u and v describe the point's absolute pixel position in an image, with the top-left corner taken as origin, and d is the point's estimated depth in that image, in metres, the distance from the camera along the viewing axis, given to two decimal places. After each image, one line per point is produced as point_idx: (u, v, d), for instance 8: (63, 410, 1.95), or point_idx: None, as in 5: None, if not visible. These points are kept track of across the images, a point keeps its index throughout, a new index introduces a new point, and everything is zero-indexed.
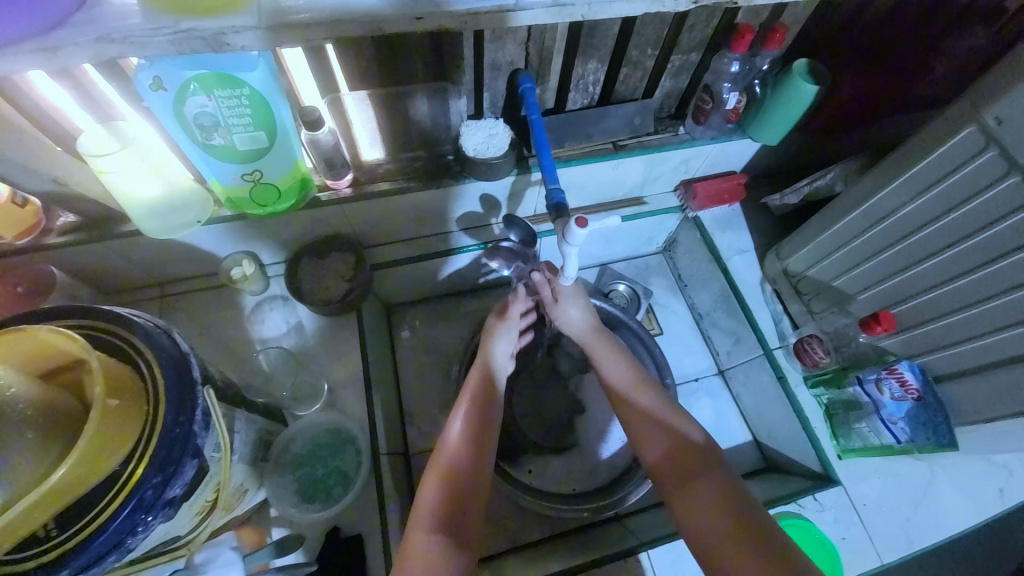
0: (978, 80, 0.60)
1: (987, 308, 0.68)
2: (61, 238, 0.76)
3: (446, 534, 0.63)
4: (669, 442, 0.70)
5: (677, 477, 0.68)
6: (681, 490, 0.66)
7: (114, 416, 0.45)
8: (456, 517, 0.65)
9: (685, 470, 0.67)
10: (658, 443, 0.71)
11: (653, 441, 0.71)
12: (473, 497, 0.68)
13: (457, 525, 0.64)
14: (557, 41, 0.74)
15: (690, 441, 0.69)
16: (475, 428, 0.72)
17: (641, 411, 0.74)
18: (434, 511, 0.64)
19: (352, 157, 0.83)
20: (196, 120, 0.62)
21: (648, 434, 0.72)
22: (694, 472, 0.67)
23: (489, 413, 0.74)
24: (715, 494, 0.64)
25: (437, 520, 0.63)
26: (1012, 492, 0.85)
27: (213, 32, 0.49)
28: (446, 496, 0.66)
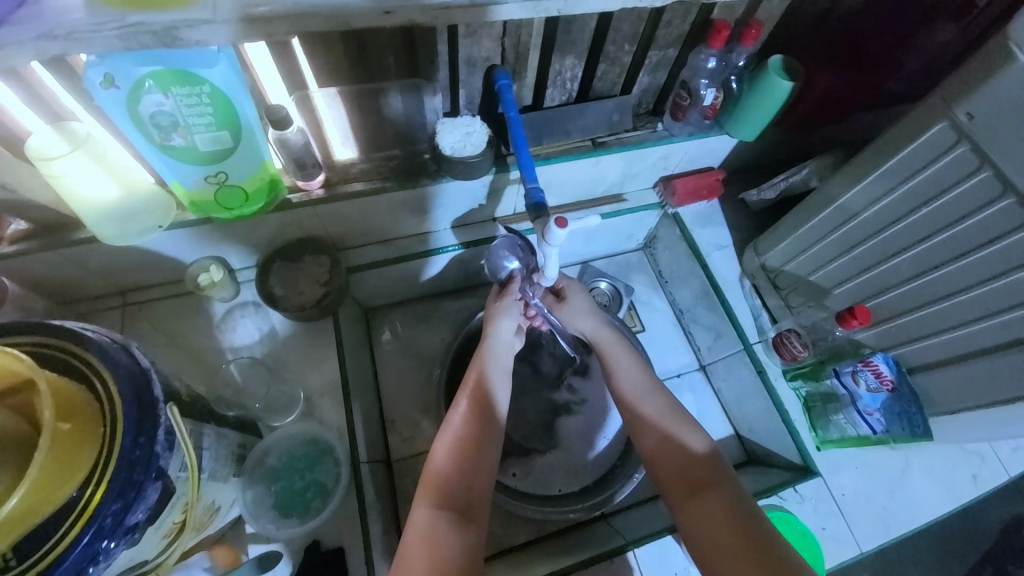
0: (948, 77, 0.61)
1: (958, 300, 0.70)
2: (10, 247, 0.71)
3: (450, 510, 0.64)
4: (672, 448, 0.70)
5: (678, 484, 0.68)
6: (683, 500, 0.66)
7: (67, 440, 0.42)
8: (460, 492, 0.66)
9: (688, 479, 0.67)
10: (662, 448, 0.71)
11: (656, 445, 0.71)
12: (479, 471, 0.68)
13: (461, 501, 0.65)
14: (534, 36, 0.73)
15: (692, 450, 0.69)
16: (478, 405, 0.72)
17: (644, 413, 0.74)
18: (435, 489, 0.66)
19: (324, 156, 0.80)
20: (153, 119, 0.58)
21: (651, 439, 0.72)
22: (698, 482, 0.66)
23: (493, 389, 0.74)
24: (718, 504, 0.63)
25: (436, 498, 0.65)
26: (984, 479, 0.88)
27: (164, 27, 0.46)
28: (448, 473, 0.67)
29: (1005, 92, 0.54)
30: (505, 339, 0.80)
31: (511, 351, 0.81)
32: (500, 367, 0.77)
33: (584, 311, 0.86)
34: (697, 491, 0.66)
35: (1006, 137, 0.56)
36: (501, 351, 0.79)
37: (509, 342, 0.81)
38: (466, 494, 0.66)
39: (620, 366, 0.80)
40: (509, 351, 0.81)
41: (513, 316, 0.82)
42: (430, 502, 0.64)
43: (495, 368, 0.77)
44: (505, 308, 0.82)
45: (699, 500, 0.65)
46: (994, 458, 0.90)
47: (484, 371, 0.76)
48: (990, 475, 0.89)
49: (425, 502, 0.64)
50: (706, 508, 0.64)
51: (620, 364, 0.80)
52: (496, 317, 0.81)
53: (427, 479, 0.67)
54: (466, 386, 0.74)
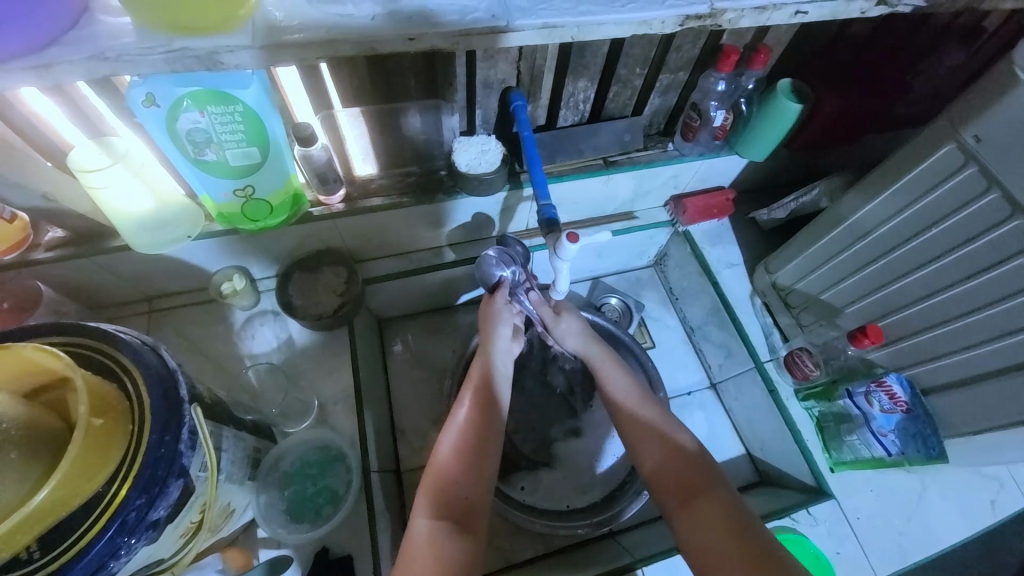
0: (954, 101, 0.62)
1: (971, 320, 0.70)
2: (48, 253, 0.75)
3: (449, 520, 0.64)
4: (667, 454, 0.71)
5: (674, 492, 0.68)
6: (680, 505, 0.66)
7: (98, 435, 0.44)
8: (458, 501, 0.66)
9: (684, 485, 0.68)
10: (657, 455, 0.72)
11: (651, 452, 0.72)
12: (477, 480, 0.68)
13: (459, 510, 0.66)
14: (548, 60, 0.76)
15: (687, 457, 0.70)
16: (478, 413, 0.72)
17: (637, 420, 0.75)
18: (435, 499, 0.66)
19: (345, 172, 0.84)
20: (189, 136, 0.62)
21: (647, 446, 0.73)
22: (693, 487, 0.67)
23: (491, 397, 0.75)
24: (714, 508, 0.64)
25: (435, 507, 0.65)
26: (1004, 505, 0.86)
27: (206, 51, 0.50)
28: (447, 482, 0.67)
29: (1012, 116, 0.55)
30: (503, 345, 0.81)
31: (511, 360, 0.82)
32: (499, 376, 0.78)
33: (573, 328, 0.86)
34: (693, 496, 0.66)
35: (1015, 159, 0.56)
36: (500, 358, 0.80)
37: (507, 349, 0.81)
38: (464, 502, 0.66)
39: (610, 385, 0.80)
40: (508, 358, 0.82)
41: (508, 322, 0.82)
42: (430, 512, 0.65)
43: (496, 377, 0.77)
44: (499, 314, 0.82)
45: (695, 505, 0.65)
46: (1013, 484, 0.88)
47: (480, 381, 0.76)
48: (1009, 501, 0.87)
49: (424, 512, 0.65)
50: (702, 512, 0.64)
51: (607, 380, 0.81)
52: (493, 322, 0.82)
53: (426, 489, 0.67)
54: (466, 394, 0.75)
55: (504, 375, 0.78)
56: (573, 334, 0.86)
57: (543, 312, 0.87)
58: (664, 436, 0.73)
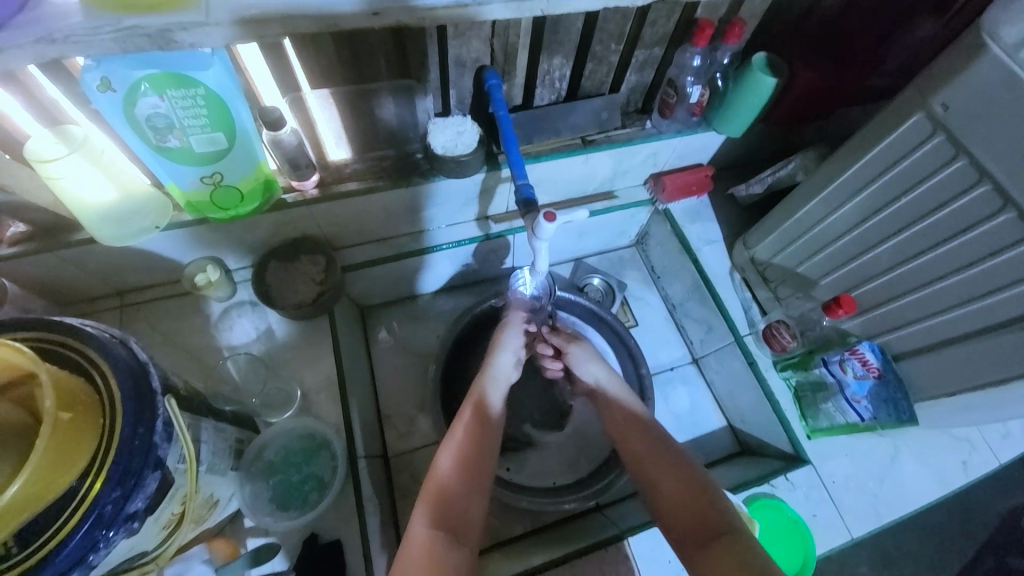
0: (923, 71, 0.62)
1: (939, 287, 0.72)
2: (11, 249, 0.72)
3: (445, 529, 0.64)
4: (684, 493, 0.65)
5: (692, 531, 0.61)
6: (696, 550, 0.59)
7: (67, 430, 0.43)
8: (456, 513, 0.66)
9: (701, 528, 0.61)
10: (672, 493, 0.66)
11: (665, 489, 0.66)
12: (476, 493, 0.69)
13: (458, 521, 0.66)
14: (521, 37, 0.74)
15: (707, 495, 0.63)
16: (477, 425, 0.74)
17: (652, 454, 0.70)
18: (436, 506, 0.66)
19: (317, 156, 0.82)
20: (149, 121, 0.60)
21: (661, 484, 0.67)
22: (711, 531, 0.60)
23: (491, 412, 0.77)
24: (729, 552, 0.56)
25: (434, 515, 0.65)
26: (974, 465, 0.90)
27: (159, 29, 0.48)
28: (448, 491, 0.68)
29: (978, 83, 0.56)
30: (506, 367, 0.84)
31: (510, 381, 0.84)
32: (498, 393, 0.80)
33: (585, 356, 0.87)
34: (711, 541, 0.59)
35: (981, 127, 0.57)
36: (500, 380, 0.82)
37: (509, 371, 0.84)
38: (464, 515, 0.67)
39: (631, 419, 0.76)
40: (507, 380, 0.84)
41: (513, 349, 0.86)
42: (429, 519, 0.65)
43: (495, 395, 0.80)
44: (507, 342, 0.87)
45: (711, 550, 0.58)
46: (983, 445, 0.92)
47: (482, 400, 0.78)
48: (979, 462, 0.90)
49: (423, 518, 0.65)
50: (717, 558, 0.56)
51: (624, 411, 0.78)
52: (500, 347, 0.86)
53: (426, 495, 0.67)
54: (466, 411, 0.76)
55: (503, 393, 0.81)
56: (585, 363, 0.86)
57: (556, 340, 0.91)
58: (680, 473, 0.67)
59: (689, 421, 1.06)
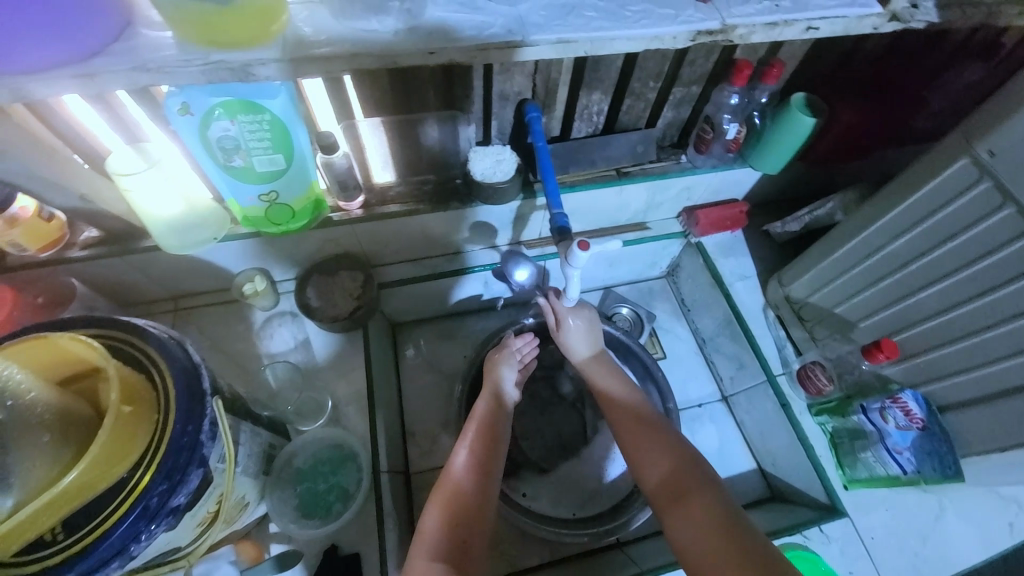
0: (969, 115, 0.62)
1: (988, 336, 0.69)
2: (83, 251, 0.79)
3: (446, 562, 0.65)
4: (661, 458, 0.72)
5: (669, 493, 0.69)
6: (670, 503, 0.68)
7: (125, 422, 0.46)
8: (458, 541, 0.68)
9: (673, 485, 0.69)
10: (648, 458, 0.73)
11: (645, 455, 0.74)
12: (478, 526, 0.70)
13: (459, 556, 0.67)
14: (563, 73, 0.78)
15: (680, 458, 0.71)
16: (481, 446, 0.76)
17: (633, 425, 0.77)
18: (434, 540, 0.67)
19: (364, 178, 0.87)
20: (219, 143, 0.65)
21: (641, 450, 0.74)
22: (686, 491, 0.68)
23: (494, 433, 0.79)
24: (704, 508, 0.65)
25: (435, 549, 0.66)
26: (1022, 528, 0.83)
27: (241, 64, 0.53)
28: (452, 516, 0.69)
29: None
30: (507, 389, 0.84)
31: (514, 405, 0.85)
32: (503, 419, 0.81)
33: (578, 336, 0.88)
34: (682, 496, 0.67)
35: None
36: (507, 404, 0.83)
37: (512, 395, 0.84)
38: (462, 545, 0.68)
39: (606, 389, 0.83)
40: (511, 401, 0.84)
41: (514, 365, 0.87)
42: (428, 554, 0.65)
43: (501, 421, 0.81)
44: (504, 358, 0.87)
45: (684, 503, 0.66)
46: None
47: (490, 412, 0.81)
48: None
49: (422, 554, 0.66)
50: (696, 517, 0.64)
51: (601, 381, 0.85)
52: (497, 366, 0.86)
53: (426, 531, 0.68)
54: (467, 435, 0.78)
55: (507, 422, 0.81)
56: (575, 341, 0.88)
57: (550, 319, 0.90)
58: (656, 440, 0.74)
59: (716, 460, 1.02)
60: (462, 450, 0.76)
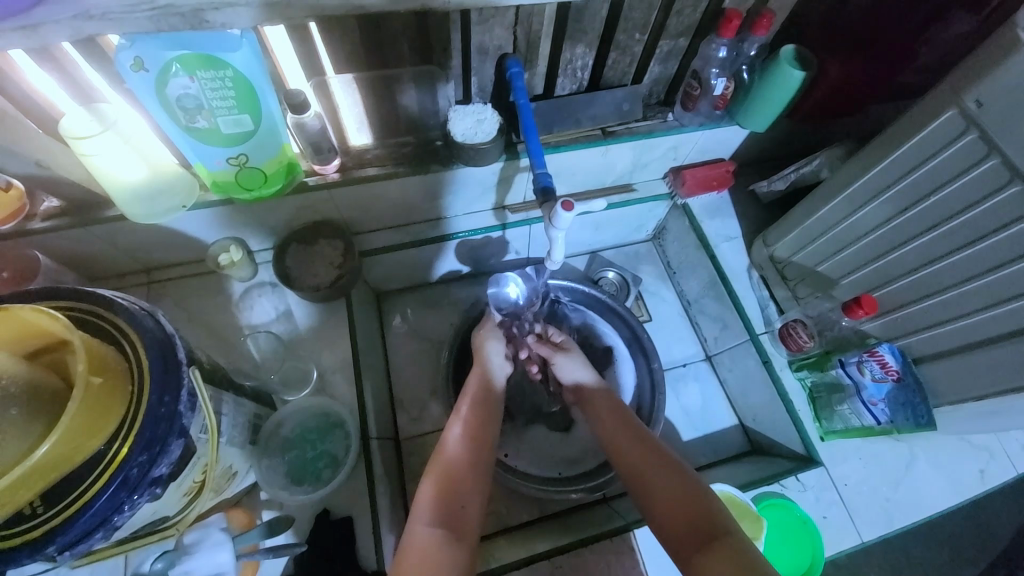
0: (958, 65, 0.61)
1: (964, 289, 0.70)
2: (44, 223, 0.75)
3: (450, 515, 0.61)
4: (681, 501, 0.60)
5: (688, 535, 0.57)
6: (696, 549, 0.56)
7: (98, 394, 0.45)
8: (456, 508, 0.62)
9: (697, 527, 0.57)
10: (660, 493, 0.62)
11: (661, 497, 0.62)
12: (475, 491, 0.65)
13: (458, 517, 0.62)
14: (545, 24, 0.74)
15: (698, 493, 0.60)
16: (478, 417, 0.73)
17: (646, 464, 0.66)
18: (436, 505, 0.62)
19: (339, 142, 0.83)
20: (179, 102, 0.61)
21: (655, 492, 0.63)
22: (704, 533, 0.57)
23: (485, 411, 0.75)
24: (727, 558, 0.53)
25: (437, 513, 0.61)
26: (992, 474, 0.88)
27: (191, 9, 0.49)
28: (450, 480, 0.65)
29: (1015, 79, 0.54)
30: (499, 362, 0.83)
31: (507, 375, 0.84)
32: (495, 387, 0.80)
33: (572, 365, 0.84)
34: (709, 539, 0.56)
35: (1018, 123, 0.55)
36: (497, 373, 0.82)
37: (502, 367, 0.83)
38: (463, 510, 0.62)
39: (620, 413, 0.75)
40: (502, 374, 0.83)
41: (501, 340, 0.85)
42: (432, 511, 0.61)
43: (494, 391, 0.79)
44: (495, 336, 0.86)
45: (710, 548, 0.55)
46: (1003, 455, 0.89)
47: (484, 380, 0.79)
48: (998, 471, 0.88)
49: (426, 505, 0.62)
50: (716, 560, 0.53)
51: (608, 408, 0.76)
52: (486, 343, 0.85)
53: (426, 496, 0.63)
54: (462, 407, 0.74)
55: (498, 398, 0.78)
56: (572, 370, 0.84)
57: (543, 351, 0.88)
58: (668, 473, 0.64)
59: (699, 418, 1.06)
60: (460, 420, 0.72)
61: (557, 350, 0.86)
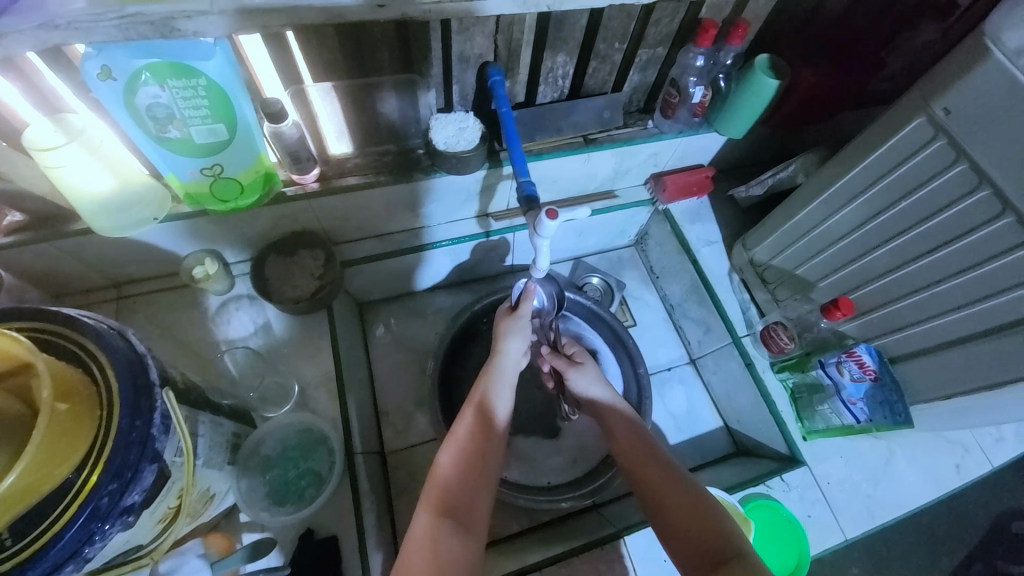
0: (925, 75, 0.63)
1: (937, 290, 0.72)
2: (6, 238, 0.72)
3: (451, 519, 0.61)
4: (693, 521, 0.60)
5: (702, 561, 0.56)
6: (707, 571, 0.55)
7: (64, 421, 0.42)
8: (460, 502, 0.63)
9: (709, 551, 0.57)
10: (675, 514, 0.62)
11: (676, 522, 0.61)
12: (480, 488, 0.66)
13: (462, 512, 0.63)
14: (526, 33, 0.74)
15: (713, 517, 0.59)
16: (488, 412, 0.73)
17: (660, 483, 0.66)
18: (439, 500, 0.63)
19: (318, 151, 0.81)
20: (149, 111, 0.59)
21: (668, 513, 0.62)
22: (717, 556, 0.55)
23: (495, 406, 0.74)
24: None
25: (439, 507, 0.62)
26: (967, 468, 0.90)
27: (162, 17, 0.47)
28: (452, 486, 0.65)
29: (980, 87, 0.56)
30: (516, 357, 0.80)
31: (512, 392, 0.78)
32: (506, 382, 0.78)
33: (588, 380, 0.82)
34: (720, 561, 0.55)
35: (982, 130, 0.58)
36: (511, 369, 0.79)
37: (517, 362, 0.80)
38: (468, 504, 0.64)
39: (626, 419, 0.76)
40: (516, 368, 0.80)
41: (522, 338, 0.81)
42: (432, 511, 0.61)
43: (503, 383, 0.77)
44: (517, 329, 0.81)
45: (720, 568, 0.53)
46: (977, 448, 0.92)
47: (494, 371, 0.78)
48: (973, 465, 0.91)
49: (426, 510, 0.62)
50: None
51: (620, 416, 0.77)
52: (507, 335, 0.81)
53: (430, 492, 0.64)
54: (461, 421, 0.72)
55: (507, 391, 0.77)
56: (585, 385, 0.82)
57: (557, 362, 0.86)
58: (683, 494, 0.63)
59: (684, 422, 1.06)
60: (468, 417, 0.72)
61: (571, 365, 0.84)
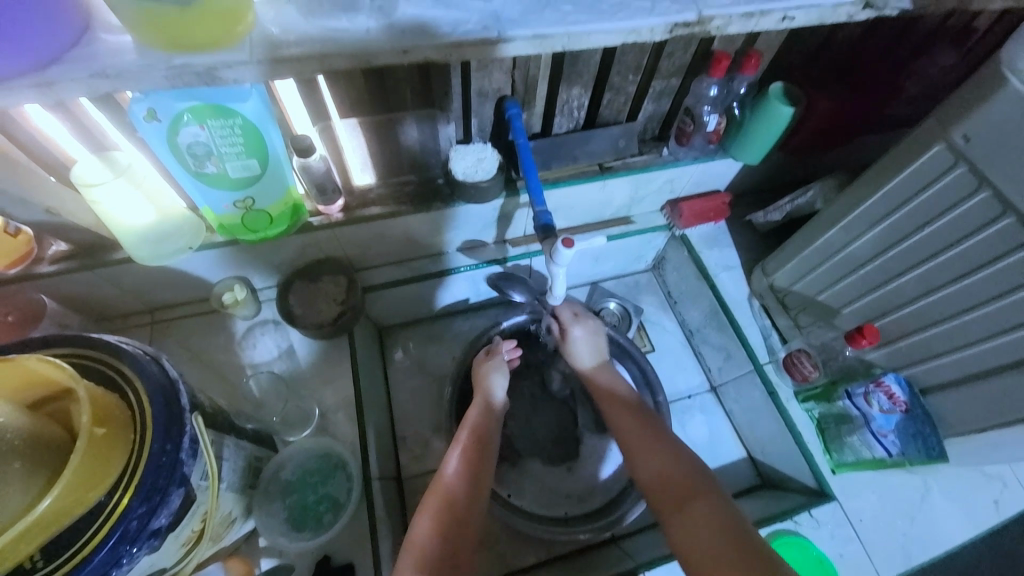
0: (943, 102, 0.63)
1: (967, 319, 0.70)
2: (52, 267, 0.76)
3: (451, 526, 0.67)
4: (664, 466, 0.68)
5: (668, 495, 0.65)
6: (670, 512, 0.63)
7: (100, 444, 0.44)
8: (457, 512, 0.68)
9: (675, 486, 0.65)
10: (650, 463, 0.70)
11: (647, 469, 0.69)
12: (473, 505, 0.71)
13: (456, 523, 0.68)
14: (542, 68, 0.77)
15: (681, 461, 0.68)
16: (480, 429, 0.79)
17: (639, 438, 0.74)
18: (439, 502, 0.68)
19: (343, 181, 0.85)
20: (189, 149, 0.63)
21: (644, 462, 0.71)
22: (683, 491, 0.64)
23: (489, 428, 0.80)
24: (705, 511, 0.60)
25: (439, 519, 0.66)
26: (1007, 505, 0.86)
27: (205, 67, 0.51)
28: (452, 490, 0.70)
29: (999, 115, 0.56)
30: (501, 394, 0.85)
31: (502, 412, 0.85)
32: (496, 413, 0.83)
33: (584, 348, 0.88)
34: (681, 501, 0.63)
35: (1003, 158, 0.57)
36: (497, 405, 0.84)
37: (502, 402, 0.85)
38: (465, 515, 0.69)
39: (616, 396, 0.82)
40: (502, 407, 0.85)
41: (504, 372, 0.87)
42: (433, 513, 0.67)
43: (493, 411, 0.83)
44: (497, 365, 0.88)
45: (683, 507, 0.62)
46: (1017, 484, 0.87)
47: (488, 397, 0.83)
48: (1013, 501, 0.86)
49: (428, 512, 0.67)
50: (693, 515, 0.61)
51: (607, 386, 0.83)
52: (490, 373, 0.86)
53: (432, 497, 0.69)
54: (463, 428, 0.79)
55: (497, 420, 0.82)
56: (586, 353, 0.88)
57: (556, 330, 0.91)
58: (656, 445, 0.71)
59: (705, 451, 1.04)
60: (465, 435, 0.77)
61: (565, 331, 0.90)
